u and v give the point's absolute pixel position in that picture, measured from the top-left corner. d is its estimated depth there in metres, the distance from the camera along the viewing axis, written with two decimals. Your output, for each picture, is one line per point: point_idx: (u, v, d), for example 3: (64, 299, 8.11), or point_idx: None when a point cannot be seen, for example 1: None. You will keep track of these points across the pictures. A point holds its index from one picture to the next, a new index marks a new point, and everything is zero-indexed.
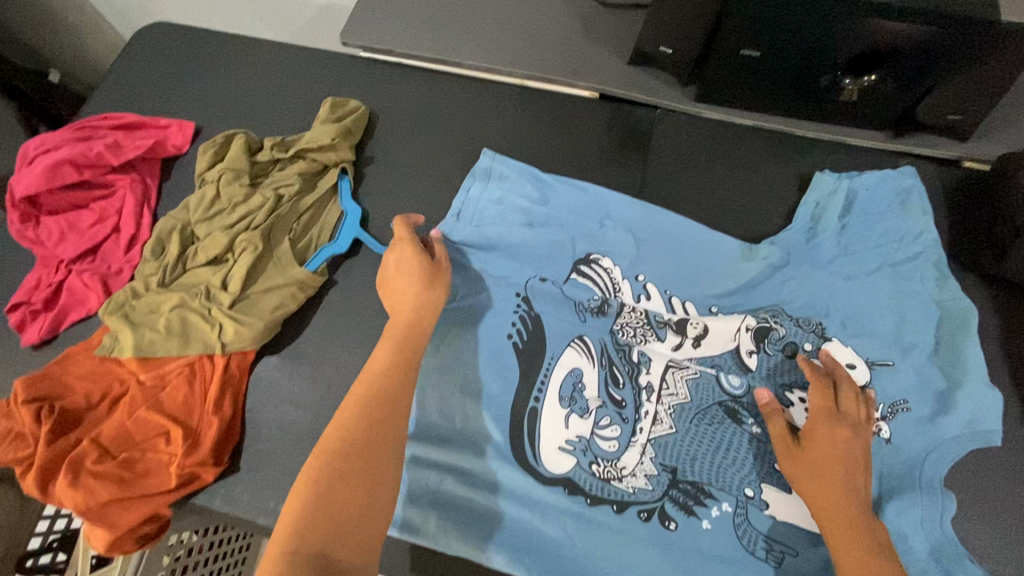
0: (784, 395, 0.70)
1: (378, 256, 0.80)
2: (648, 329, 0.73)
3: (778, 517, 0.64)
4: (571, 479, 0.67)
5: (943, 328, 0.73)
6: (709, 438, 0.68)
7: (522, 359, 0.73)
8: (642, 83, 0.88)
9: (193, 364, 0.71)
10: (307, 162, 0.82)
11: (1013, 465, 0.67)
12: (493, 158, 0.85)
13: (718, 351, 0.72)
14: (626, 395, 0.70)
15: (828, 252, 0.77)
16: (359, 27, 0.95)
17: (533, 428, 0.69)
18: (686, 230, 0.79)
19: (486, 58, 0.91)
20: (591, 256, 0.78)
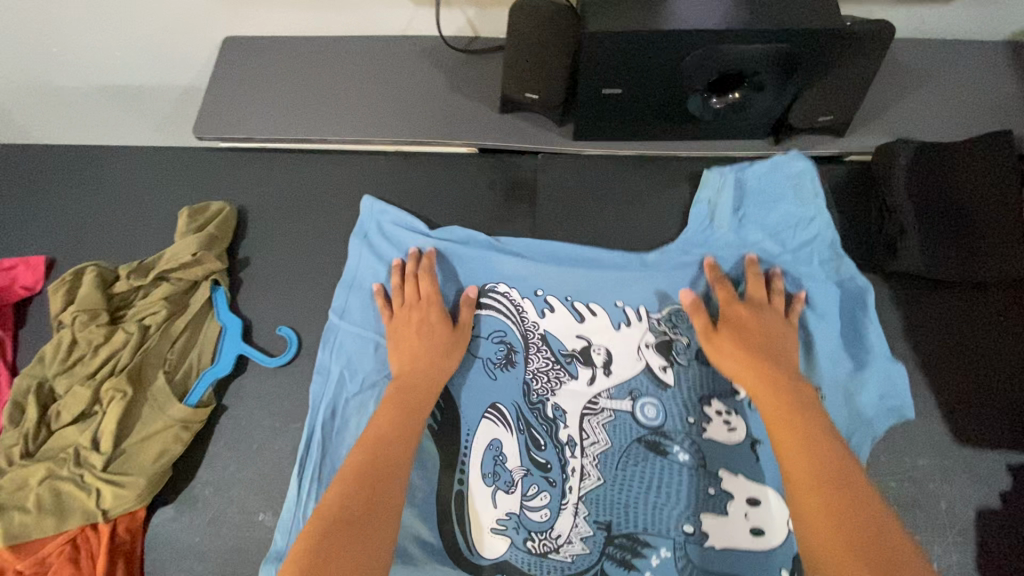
0: (703, 412, 0.68)
1: (268, 369, 0.74)
2: (557, 370, 0.70)
3: (717, 545, 0.63)
4: (507, 561, 0.64)
5: (846, 309, 0.71)
6: (639, 481, 0.66)
7: (438, 446, 0.68)
8: (518, 129, 0.85)
9: (75, 539, 0.64)
10: (171, 283, 0.75)
11: (940, 465, 0.67)
12: (373, 210, 0.81)
13: (626, 377, 0.70)
14: (550, 456, 0.67)
15: (726, 256, 0.74)
16: (212, 117, 0.88)
17: (464, 515, 0.66)
18: (578, 252, 0.76)
19: (352, 128, 0.86)
20: (485, 286, 0.75)
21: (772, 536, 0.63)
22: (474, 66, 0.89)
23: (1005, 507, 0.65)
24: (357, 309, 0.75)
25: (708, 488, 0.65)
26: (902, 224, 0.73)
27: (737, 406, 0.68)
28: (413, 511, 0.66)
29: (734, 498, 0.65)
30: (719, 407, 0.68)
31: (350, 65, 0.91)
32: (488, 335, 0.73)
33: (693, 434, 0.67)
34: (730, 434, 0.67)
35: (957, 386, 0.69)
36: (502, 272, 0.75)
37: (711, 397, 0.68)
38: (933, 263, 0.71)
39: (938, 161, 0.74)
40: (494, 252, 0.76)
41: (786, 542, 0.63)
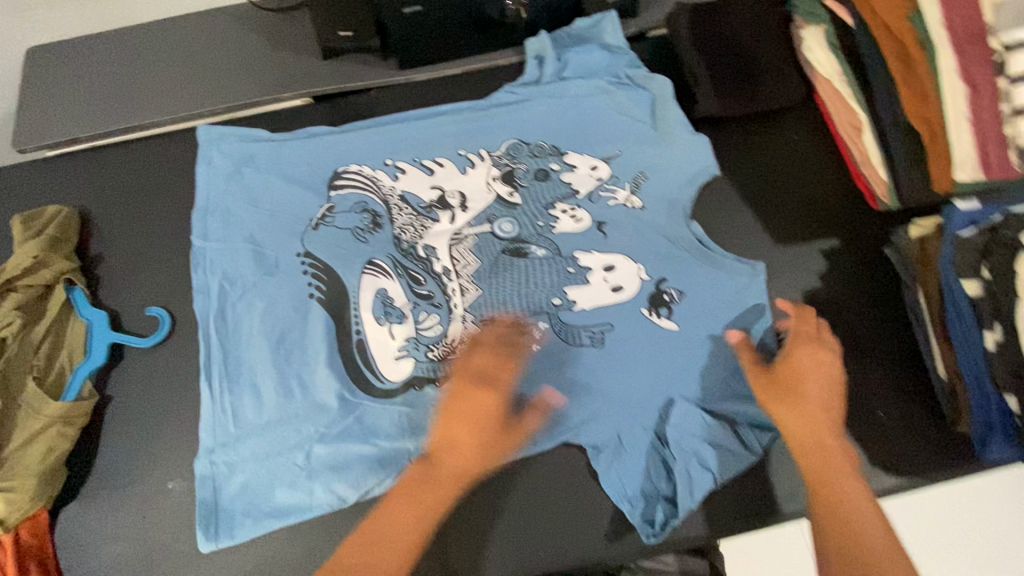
0: (551, 216, 0.80)
1: (146, 350, 0.74)
2: (421, 219, 0.80)
3: (584, 308, 0.75)
4: (414, 377, 0.72)
5: (653, 108, 0.84)
6: (510, 280, 0.76)
7: (328, 307, 0.75)
8: (343, 71, 0.88)
9: None
10: (20, 293, 0.72)
11: (767, 266, 0.76)
12: (214, 144, 0.83)
13: (482, 206, 0.81)
14: (431, 287, 0.76)
15: (547, 93, 0.86)
16: (28, 127, 0.85)
17: (367, 354, 0.73)
18: (420, 128, 0.85)
19: (178, 105, 0.86)
20: (339, 171, 0.82)
21: (629, 289, 0.75)
22: (287, 21, 0.90)
23: (825, 286, 0.75)
24: (219, 236, 0.79)
25: (569, 267, 0.77)
26: (695, 73, 0.83)
27: (578, 202, 0.80)
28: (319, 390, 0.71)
29: (591, 269, 0.77)
30: (563, 207, 0.80)
31: (163, 47, 0.90)
32: (350, 208, 0.80)
33: (546, 232, 0.79)
34: (577, 224, 0.79)
35: (767, 198, 0.80)
36: (353, 154, 0.83)
37: (555, 202, 0.80)
38: (724, 101, 0.82)
39: (714, 16, 0.84)
40: (338, 140, 0.84)
41: (640, 292, 0.75)
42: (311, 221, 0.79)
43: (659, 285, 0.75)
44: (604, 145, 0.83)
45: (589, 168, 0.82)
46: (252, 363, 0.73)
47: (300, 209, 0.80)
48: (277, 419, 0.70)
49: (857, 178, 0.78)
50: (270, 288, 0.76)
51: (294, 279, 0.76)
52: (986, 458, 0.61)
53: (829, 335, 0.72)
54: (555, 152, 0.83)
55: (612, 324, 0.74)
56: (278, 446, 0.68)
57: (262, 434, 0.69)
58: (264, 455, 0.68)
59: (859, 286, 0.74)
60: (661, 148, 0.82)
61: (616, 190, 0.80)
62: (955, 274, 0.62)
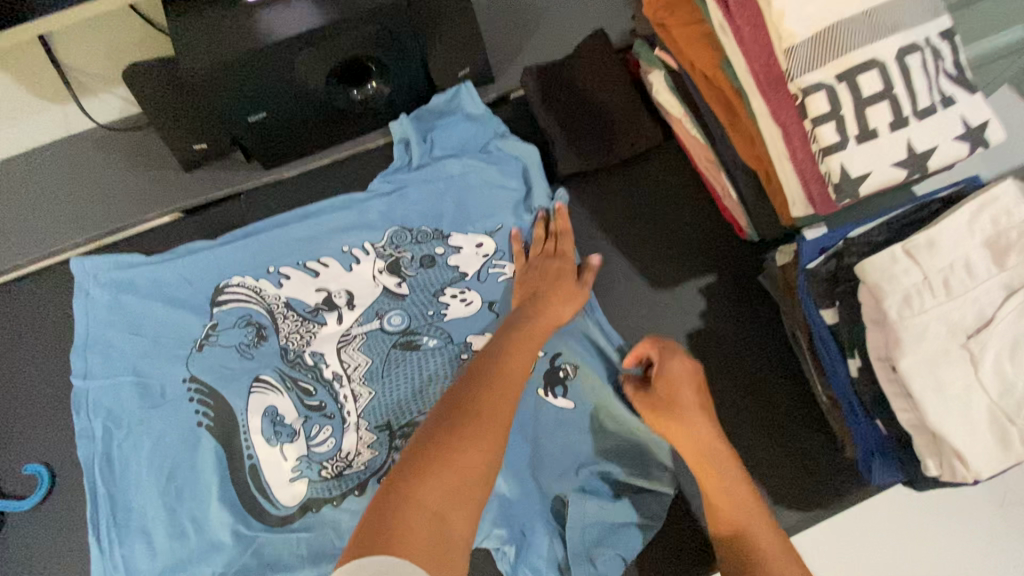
0: (440, 303, 0.78)
1: (27, 512, 0.71)
2: (307, 324, 0.77)
3: None
4: (310, 498, 0.68)
5: (525, 173, 0.84)
6: (404, 376, 0.74)
7: (218, 436, 0.72)
8: (212, 181, 0.87)
9: None
10: None
11: (655, 313, 0.76)
12: (87, 273, 0.81)
13: (370, 301, 0.79)
14: (322, 396, 0.73)
15: (419, 174, 0.85)
16: None
17: (260, 481, 0.69)
18: (295, 228, 0.83)
19: (45, 243, 0.83)
20: (222, 285, 0.80)
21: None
22: (149, 137, 0.89)
23: (714, 329, 0.75)
24: (100, 376, 0.76)
25: (462, 354, 0.75)
26: (549, 131, 0.83)
27: (466, 284, 0.80)
28: (217, 521, 0.67)
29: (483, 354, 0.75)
30: (451, 292, 0.79)
31: (23, 184, 0.87)
32: (234, 323, 0.78)
33: (436, 321, 0.77)
34: (466, 306, 0.78)
35: (642, 246, 0.80)
36: (229, 268, 0.81)
37: (444, 288, 0.79)
38: (584, 156, 0.81)
39: (559, 74, 0.84)
40: (210, 253, 0.81)
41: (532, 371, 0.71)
42: (197, 341, 0.77)
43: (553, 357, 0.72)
44: (485, 220, 0.83)
45: (475, 247, 0.81)
46: (142, 509, 0.69)
47: (183, 332, 0.78)
48: (171, 569, 0.66)
49: (725, 211, 0.79)
50: (154, 425, 0.73)
51: (180, 408, 0.73)
52: (874, 482, 0.61)
53: (720, 376, 0.72)
54: (438, 236, 0.82)
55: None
56: None
57: None
58: None
59: (742, 319, 0.75)
60: (536, 216, 0.82)
61: (505, 265, 0.80)
62: (816, 305, 0.62)
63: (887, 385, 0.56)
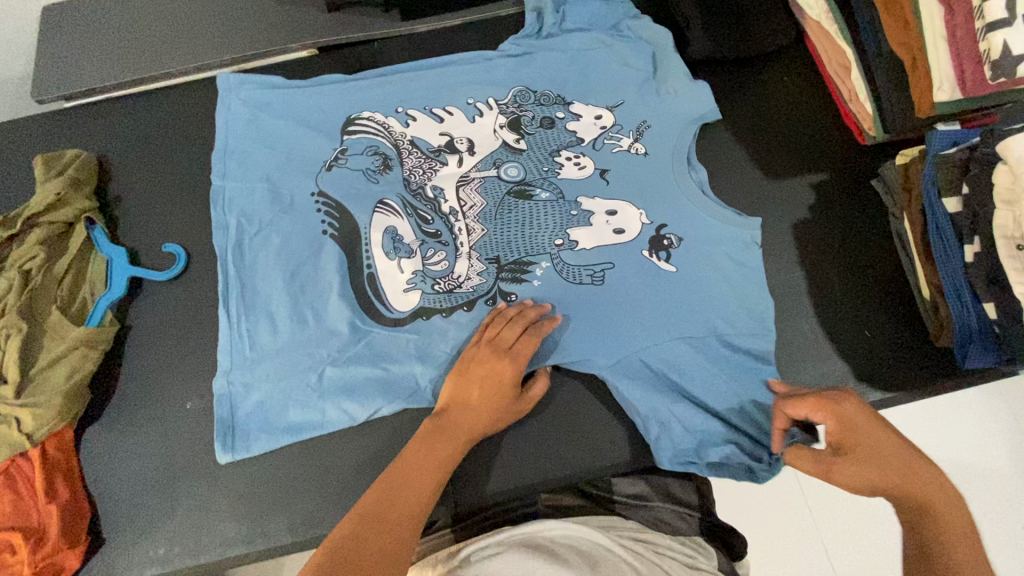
0: (555, 161, 0.79)
1: (163, 283, 0.78)
2: (430, 162, 0.80)
3: (586, 248, 0.74)
4: (421, 307, 0.73)
5: (654, 53, 0.84)
6: (515, 220, 0.76)
7: (341, 243, 0.76)
8: (351, 23, 0.90)
9: (5, 469, 0.65)
10: (43, 227, 0.76)
11: (765, 199, 0.79)
12: (232, 87, 0.86)
13: (489, 150, 0.80)
14: (439, 226, 0.76)
15: (549, 42, 0.87)
16: (50, 78, 0.89)
17: (377, 287, 0.74)
18: (426, 75, 0.86)
19: (192, 57, 0.89)
20: (353, 116, 0.83)
21: (631, 231, 0.75)
22: None
23: (817, 218, 0.77)
24: (236, 178, 0.80)
25: (572, 210, 0.76)
26: (685, 16, 0.85)
27: (582, 150, 0.79)
28: (338, 310, 0.73)
29: (594, 214, 0.76)
30: (568, 153, 0.79)
31: (175, 3, 0.93)
32: (361, 151, 0.81)
33: (551, 176, 0.78)
34: (580, 169, 0.78)
35: (759, 137, 0.82)
36: (363, 101, 0.84)
37: (560, 149, 0.80)
38: (714, 44, 0.84)
39: None
40: (345, 86, 0.85)
41: (643, 232, 0.74)
42: (326, 162, 0.80)
43: (663, 226, 0.75)
44: (608, 94, 0.83)
45: (594, 118, 0.81)
46: (267, 294, 0.74)
47: (312, 151, 0.81)
48: (290, 349, 0.72)
49: (845, 116, 0.80)
50: (282, 226, 0.77)
51: (308, 216, 0.78)
52: (968, 366, 0.64)
53: (817, 263, 0.75)
54: (560, 101, 0.83)
55: (612, 263, 0.73)
56: (292, 371, 0.71)
57: (274, 359, 0.71)
58: (278, 378, 0.71)
59: (847, 216, 0.77)
60: (658, 95, 0.81)
61: (620, 138, 0.80)
62: (938, 198, 0.65)
63: (1006, 262, 0.58)
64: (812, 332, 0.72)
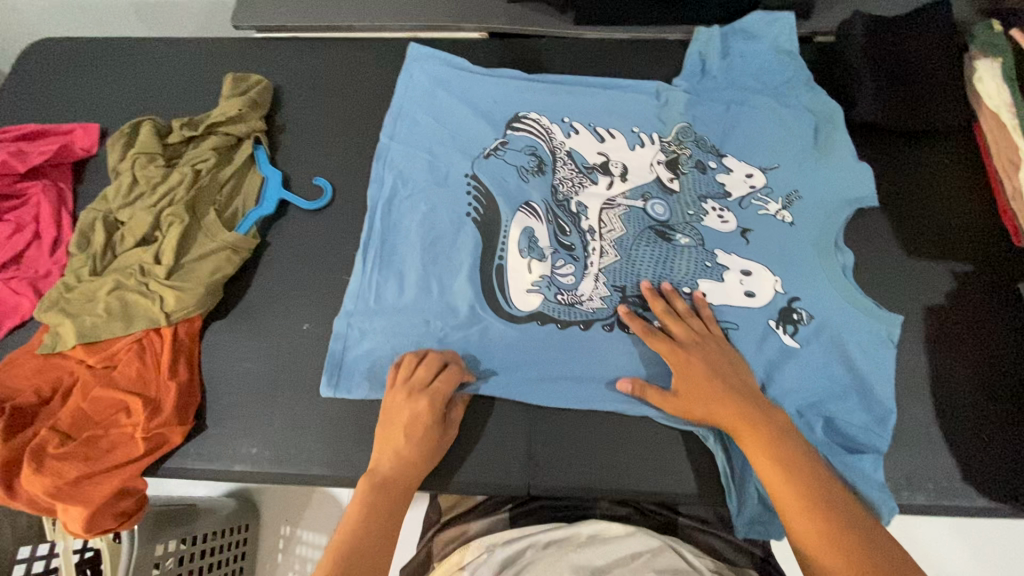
0: (701, 207, 0.77)
1: (305, 210, 0.83)
2: (582, 177, 0.80)
3: (715, 303, 0.72)
4: (540, 312, 0.73)
5: (821, 126, 0.81)
6: (650, 256, 0.75)
7: (481, 228, 0.77)
8: (523, 16, 0.94)
9: (141, 340, 0.72)
10: (219, 137, 0.84)
11: (902, 274, 0.76)
12: (417, 58, 0.90)
13: (641, 181, 0.79)
14: (574, 241, 0.76)
15: (718, 84, 0.84)
16: (249, 10, 0.97)
17: (502, 279, 0.74)
18: (597, 91, 0.86)
19: (375, 17, 0.95)
20: (519, 115, 0.84)
21: (761, 296, 0.72)
22: None
23: (951, 306, 0.75)
24: (402, 144, 0.83)
25: (707, 261, 0.74)
26: (859, 76, 0.85)
27: (728, 205, 0.77)
28: (464, 287, 0.74)
29: (728, 270, 0.74)
30: (715, 204, 0.77)
31: None
32: (519, 149, 0.82)
33: (694, 223, 0.76)
34: (722, 223, 0.76)
35: (910, 215, 0.79)
36: (531, 102, 0.85)
37: (707, 197, 0.78)
38: (885, 111, 0.83)
39: (890, 32, 0.85)
40: (519, 86, 0.87)
41: (773, 301, 0.72)
42: (485, 150, 0.82)
43: (792, 301, 0.71)
44: (764, 154, 0.80)
45: (744, 175, 0.79)
46: (404, 257, 0.77)
47: (473, 130, 0.83)
48: (408, 317, 0.73)
49: (1003, 210, 0.78)
50: (434, 197, 0.79)
51: (458, 194, 0.79)
52: None
53: (943, 352, 0.72)
54: (715, 152, 0.80)
55: (737, 324, 0.71)
56: (406, 336, 0.73)
57: (392, 319, 0.74)
58: (390, 334, 0.73)
59: (984, 313, 0.74)
60: (819, 167, 0.78)
61: (766, 202, 0.77)
62: None
63: None
64: (922, 418, 0.69)
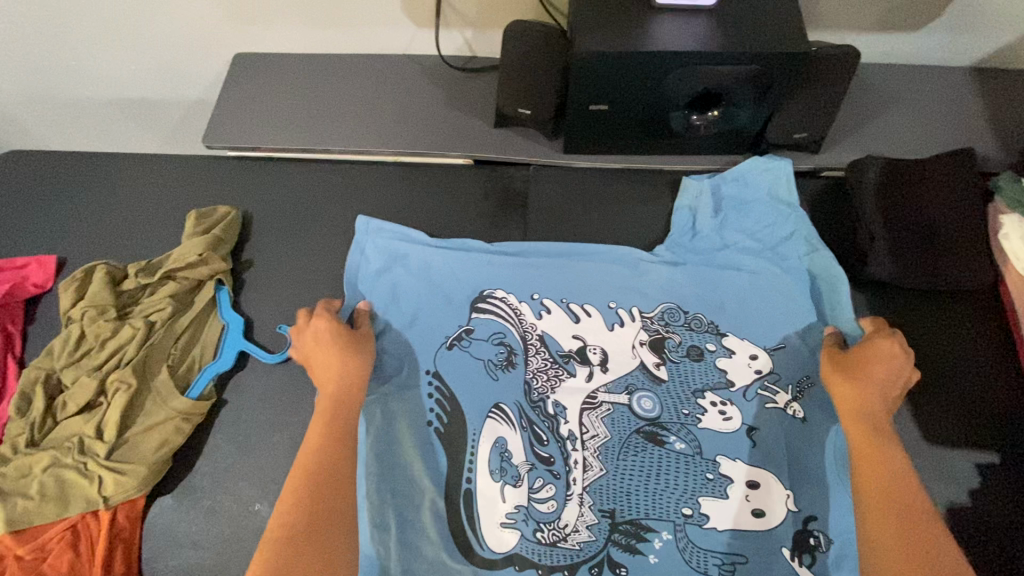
0: (699, 404, 0.71)
1: (266, 364, 0.77)
2: (557, 369, 0.73)
3: (720, 528, 0.66)
4: (518, 553, 0.65)
5: (831, 302, 0.75)
6: (638, 469, 0.68)
7: (445, 443, 0.70)
8: (510, 143, 0.88)
9: (75, 526, 0.66)
10: (177, 283, 0.78)
11: (919, 463, 0.69)
12: (368, 222, 0.83)
13: (624, 370, 0.73)
14: (552, 451, 0.69)
15: (709, 248, 0.79)
16: (222, 128, 0.92)
17: (471, 510, 0.67)
18: (578, 253, 0.81)
19: (353, 139, 0.89)
20: (485, 291, 0.78)
21: (773, 515, 0.66)
22: (472, 83, 0.94)
23: (975, 506, 0.67)
24: None
25: (708, 472, 0.68)
26: (872, 232, 0.77)
27: (730, 396, 0.71)
28: (426, 517, 0.67)
29: (733, 482, 0.67)
30: (714, 398, 0.71)
31: (353, 82, 0.95)
32: (486, 336, 0.75)
33: (689, 424, 0.70)
34: (725, 421, 0.70)
35: (933, 396, 0.72)
36: (499, 279, 0.79)
37: (704, 389, 0.71)
38: (901, 271, 0.75)
39: (906, 180, 0.78)
40: (486, 255, 0.80)
41: (785, 521, 0.65)
42: (448, 338, 0.75)
43: (808, 519, 0.66)
44: (766, 330, 0.74)
45: (748, 356, 0.73)
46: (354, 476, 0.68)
47: (452, 287, 0.78)
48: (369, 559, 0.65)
49: None
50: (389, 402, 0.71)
51: (417, 397, 0.72)
52: None
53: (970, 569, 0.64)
54: (713, 329, 0.75)
55: (746, 556, 0.65)
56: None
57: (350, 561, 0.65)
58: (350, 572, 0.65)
59: (1014, 516, 0.66)
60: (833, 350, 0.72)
61: (776, 392, 0.71)
62: None
63: None
64: None
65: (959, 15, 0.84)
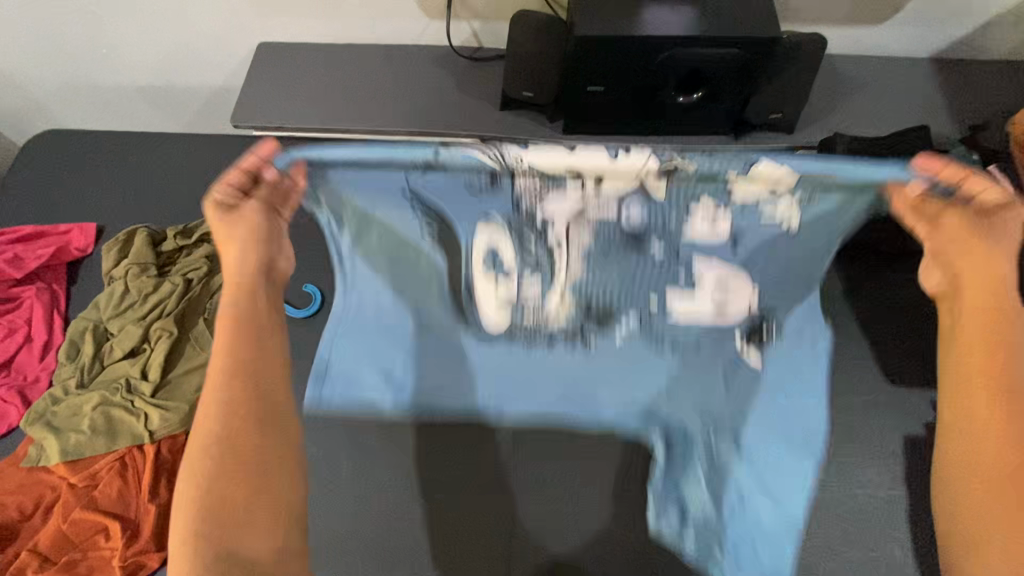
0: (690, 213, 0.58)
1: (295, 319, 0.85)
2: (543, 188, 0.57)
3: (681, 317, 0.62)
4: (513, 327, 0.64)
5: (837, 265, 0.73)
6: (616, 267, 0.61)
7: (448, 264, 0.63)
8: (515, 123, 0.97)
9: (123, 457, 0.73)
10: (211, 244, 0.86)
11: (881, 401, 0.77)
12: None
13: (628, 170, 0.54)
14: (536, 253, 0.61)
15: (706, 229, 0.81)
16: (248, 108, 1.00)
17: (461, 300, 0.65)
18: None
19: (371, 120, 0.98)
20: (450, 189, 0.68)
21: (729, 310, 0.62)
22: (479, 70, 1.02)
23: (929, 435, 0.75)
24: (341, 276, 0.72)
25: (675, 278, 0.61)
26: None
27: (727, 211, 0.57)
28: (408, 293, 0.66)
29: (697, 276, 0.61)
30: (708, 218, 0.58)
31: (370, 69, 1.03)
32: (464, 161, 0.55)
33: (675, 235, 0.59)
34: (713, 232, 0.58)
35: (896, 341, 0.80)
36: None
37: (698, 207, 0.57)
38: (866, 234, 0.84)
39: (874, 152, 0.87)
40: None
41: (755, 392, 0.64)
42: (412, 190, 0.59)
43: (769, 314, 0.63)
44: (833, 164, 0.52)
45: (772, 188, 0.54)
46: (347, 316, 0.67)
47: None
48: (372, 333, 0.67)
49: None
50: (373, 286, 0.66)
51: (405, 215, 0.62)
52: None
53: (925, 489, 0.72)
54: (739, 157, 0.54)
55: (693, 342, 0.63)
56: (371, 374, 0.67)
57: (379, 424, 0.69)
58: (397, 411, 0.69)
59: None
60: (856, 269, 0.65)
61: (775, 200, 0.56)
62: None
63: None
64: (902, 560, 0.69)
65: (916, 10, 0.94)
